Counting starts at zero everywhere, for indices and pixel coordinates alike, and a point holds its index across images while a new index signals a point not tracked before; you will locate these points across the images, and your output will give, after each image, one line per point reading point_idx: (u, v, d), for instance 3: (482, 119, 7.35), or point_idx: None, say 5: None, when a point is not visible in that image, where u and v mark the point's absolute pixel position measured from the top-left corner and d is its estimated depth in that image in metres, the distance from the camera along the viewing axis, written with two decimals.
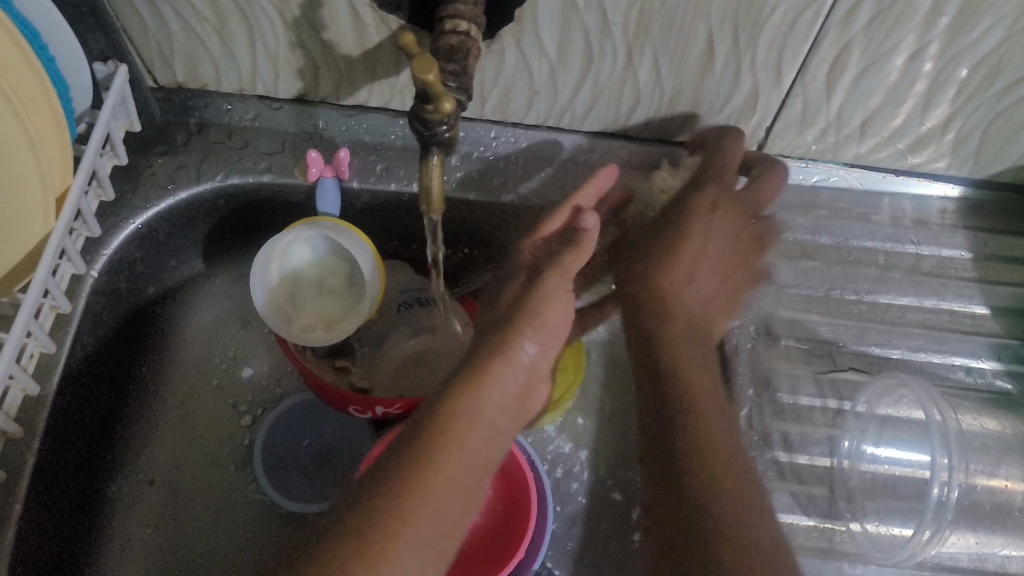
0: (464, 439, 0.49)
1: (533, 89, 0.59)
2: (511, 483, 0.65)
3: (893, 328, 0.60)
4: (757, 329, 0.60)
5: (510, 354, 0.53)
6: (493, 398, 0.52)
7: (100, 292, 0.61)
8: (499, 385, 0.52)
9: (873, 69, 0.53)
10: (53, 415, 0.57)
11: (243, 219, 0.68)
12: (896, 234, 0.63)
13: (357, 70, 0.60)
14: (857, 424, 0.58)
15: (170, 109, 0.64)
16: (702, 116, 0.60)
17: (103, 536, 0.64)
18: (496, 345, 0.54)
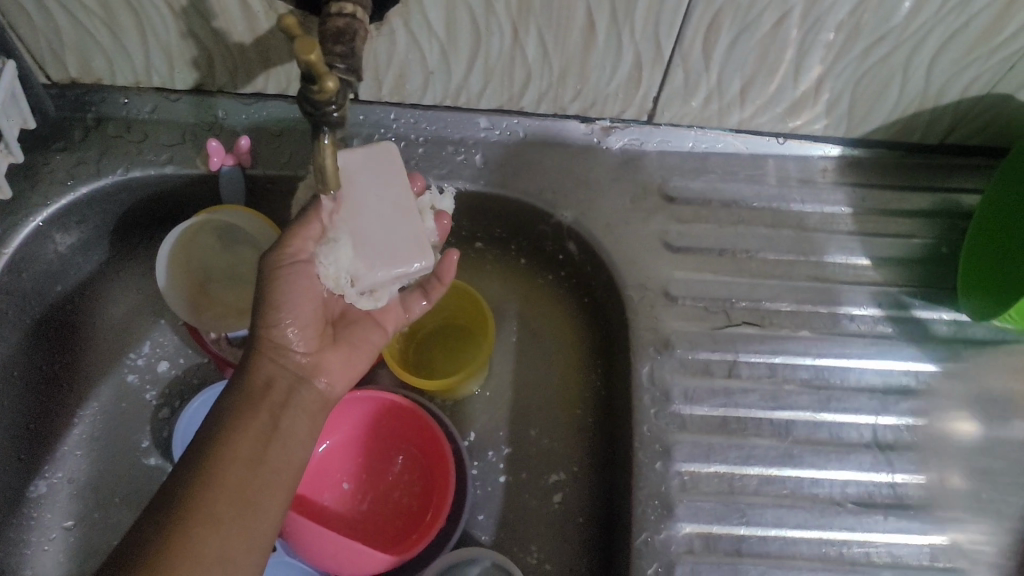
0: (249, 430, 0.52)
1: (427, 70, 0.61)
2: (432, 457, 0.66)
3: (783, 282, 0.64)
4: (654, 291, 0.63)
5: (269, 341, 0.55)
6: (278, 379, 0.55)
7: (3, 292, 0.61)
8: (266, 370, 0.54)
9: (744, 36, 0.56)
10: None
11: (149, 211, 0.69)
12: (782, 194, 0.66)
13: (251, 58, 0.60)
14: (749, 372, 0.61)
15: (66, 105, 0.64)
16: (590, 89, 0.62)
17: (20, 537, 0.64)
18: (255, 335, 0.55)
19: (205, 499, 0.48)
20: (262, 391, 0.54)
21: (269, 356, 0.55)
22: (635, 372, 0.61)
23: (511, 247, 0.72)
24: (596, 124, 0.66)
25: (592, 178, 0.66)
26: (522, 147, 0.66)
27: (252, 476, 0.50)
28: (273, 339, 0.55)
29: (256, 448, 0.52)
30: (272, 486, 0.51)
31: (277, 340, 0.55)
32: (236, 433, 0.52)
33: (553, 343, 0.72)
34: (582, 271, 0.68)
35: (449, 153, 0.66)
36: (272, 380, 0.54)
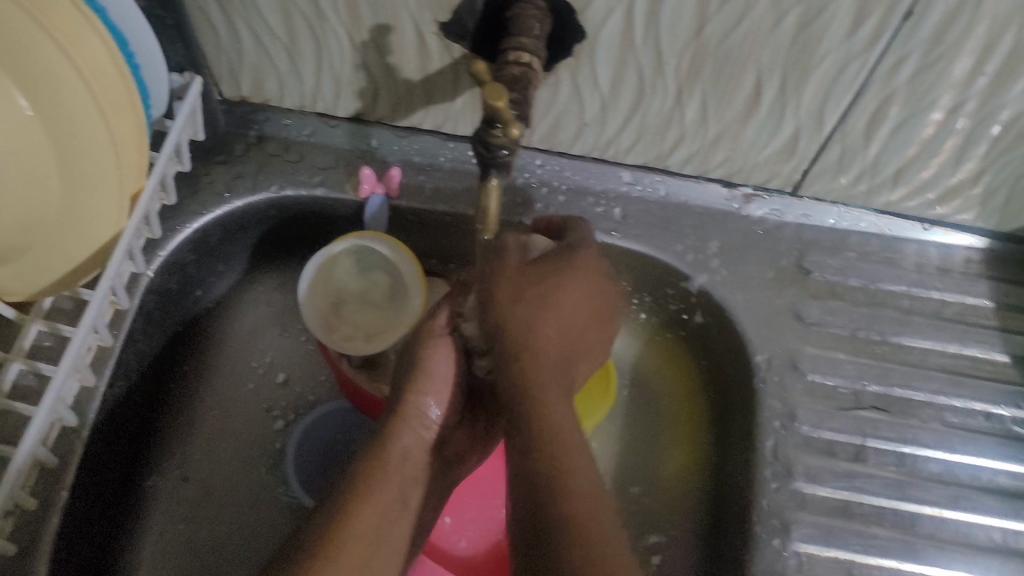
0: (381, 494, 0.52)
1: (582, 122, 0.62)
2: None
3: (916, 370, 0.63)
4: (785, 363, 0.62)
5: (416, 410, 0.56)
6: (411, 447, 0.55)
7: (153, 290, 0.63)
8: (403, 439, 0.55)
9: (910, 121, 0.55)
10: (101, 408, 0.59)
11: (293, 228, 0.71)
12: (921, 280, 0.65)
13: (416, 94, 0.63)
14: (876, 458, 0.60)
15: (232, 120, 0.67)
16: (741, 157, 0.62)
17: (134, 532, 0.66)
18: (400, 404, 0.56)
19: (334, 555, 0.48)
20: (396, 462, 0.54)
21: (409, 428, 0.56)
22: (759, 444, 0.60)
23: (633, 301, 0.72)
24: (737, 191, 0.66)
25: (727, 243, 0.66)
26: (662, 207, 0.67)
27: (377, 532, 0.50)
28: (414, 409, 0.56)
29: (383, 516, 0.51)
30: (391, 560, 0.51)
31: (417, 410, 0.56)
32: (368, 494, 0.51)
33: (667, 402, 0.71)
34: (708, 334, 0.68)
35: (588, 204, 0.67)
36: (409, 451, 0.55)
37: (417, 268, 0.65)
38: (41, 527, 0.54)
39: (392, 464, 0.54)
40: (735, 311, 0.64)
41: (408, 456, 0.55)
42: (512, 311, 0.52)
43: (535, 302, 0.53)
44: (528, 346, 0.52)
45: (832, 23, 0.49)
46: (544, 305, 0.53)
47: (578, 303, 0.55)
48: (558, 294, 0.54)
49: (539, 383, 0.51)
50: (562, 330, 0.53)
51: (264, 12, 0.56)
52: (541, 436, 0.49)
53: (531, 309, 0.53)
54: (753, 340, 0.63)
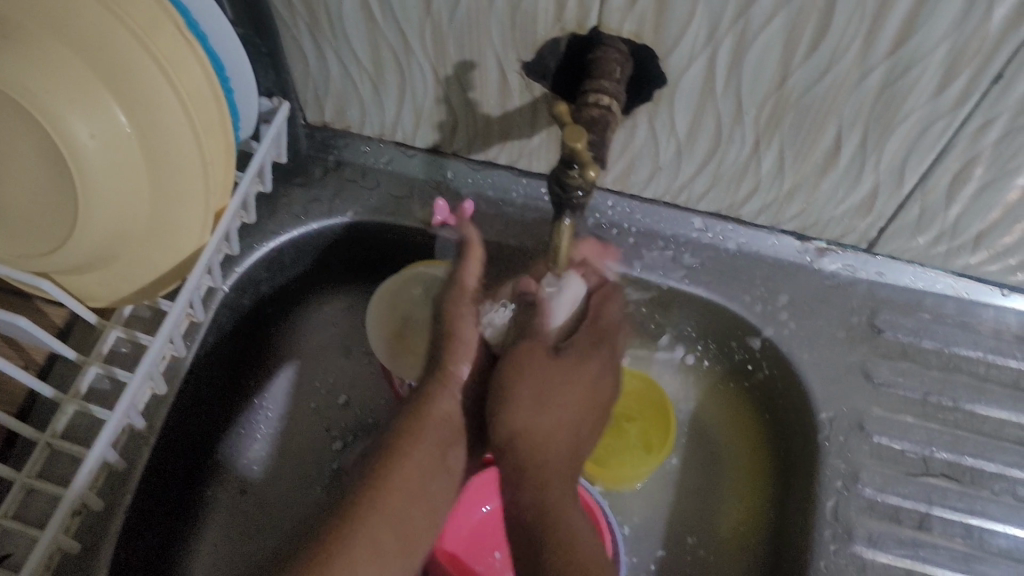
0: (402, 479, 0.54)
1: (657, 165, 0.62)
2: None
3: (988, 440, 0.60)
4: (850, 422, 0.61)
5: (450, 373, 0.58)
6: (436, 417, 0.57)
7: (227, 305, 0.65)
8: (435, 413, 0.57)
9: (995, 185, 0.54)
10: (170, 415, 0.61)
11: (363, 253, 0.72)
12: (999, 346, 0.63)
13: (493, 129, 0.64)
14: (942, 528, 0.58)
15: (314, 145, 0.69)
16: (815, 210, 0.62)
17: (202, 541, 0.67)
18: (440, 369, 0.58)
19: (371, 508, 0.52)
20: (432, 420, 0.57)
21: (442, 402, 0.58)
22: (818, 504, 0.58)
23: (697, 348, 0.71)
24: (811, 244, 0.65)
25: (796, 297, 0.65)
26: (732, 255, 0.66)
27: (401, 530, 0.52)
28: (450, 376, 0.58)
29: (403, 506, 0.53)
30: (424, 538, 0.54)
31: (450, 372, 0.58)
32: (404, 464, 0.54)
33: (727, 450, 0.70)
34: (773, 386, 0.66)
35: (658, 248, 0.67)
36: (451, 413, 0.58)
37: None
38: (104, 528, 0.56)
39: (410, 437, 0.55)
40: (801, 366, 0.63)
41: (433, 442, 0.56)
42: (522, 421, 0.54)
43: (536, 391, 0.55)
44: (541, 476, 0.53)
45: (918, 81, 0.48)
46: (546, 402, 0.54)
47: (570, 397, 0.56)
48: (551, 405, 0.54)
49: (555, 501, 0.52)
50: (565, 426, 0.54)
51: (353, 44, 0.58)
52: (518, 466, 0.53)
53: (533, 394, 0.55)
54: (819, 396, 0.62)
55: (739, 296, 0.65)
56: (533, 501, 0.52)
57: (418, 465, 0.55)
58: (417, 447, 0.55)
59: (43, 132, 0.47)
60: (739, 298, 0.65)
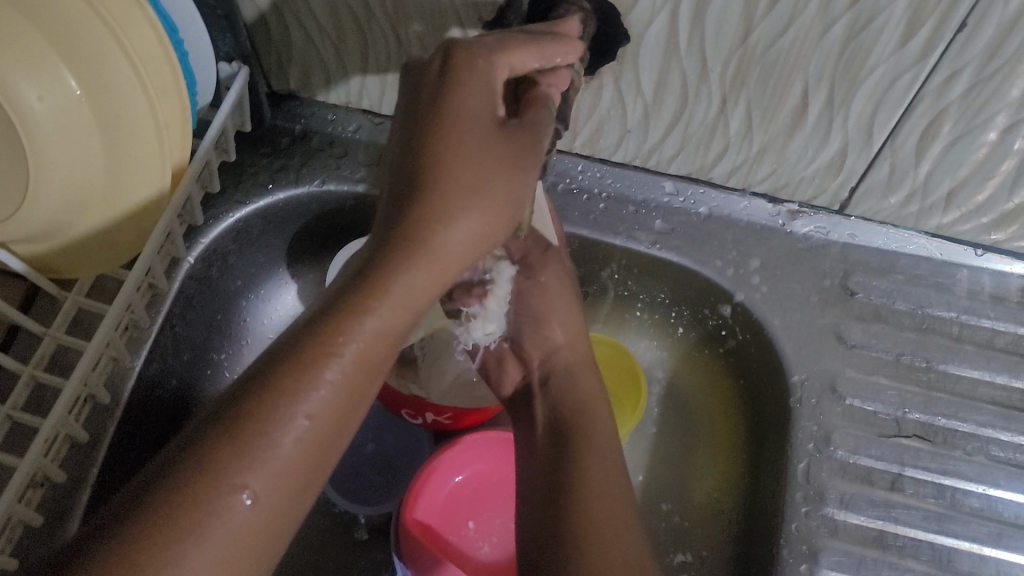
0: (353, 339, 0.39)
1: (625, 128, 0.61)
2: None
3: (962, 401, 0.60)
4: (822, 385, 0.60)
5: (436, 234, 0.40)
6: (425, 274, 0.41)
7: (192, 277, 0.64)
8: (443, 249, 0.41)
9: (964, 139, 0.53)
10: (134, 388, 0.61)
11: (332, 224, 0.71)
12: (972, 307, 0.62)
13: None
14: (915, 488, 0.57)
15: (279, 113, 0.68)
16: (786, 171, 0.61)
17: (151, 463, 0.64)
18: (418, 218, 0.40)
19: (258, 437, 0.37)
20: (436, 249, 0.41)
21: (431, 245, 0.40)
22: (790, 466, 0.58)
23: (671, 315, 0.71)
24: (783, 207, 0.65)
25: (769, 260, 0.64)
26: (703, 220, 0.65)
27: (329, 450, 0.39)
28: (434, 236, 0.40)
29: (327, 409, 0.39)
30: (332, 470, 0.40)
31: (438, 236, 0.40)
32: (352, 321, 0.39)
33: (702, 416, 0.70)
34: (746, 350, 0.66)
35: (629, 213, 0.66)
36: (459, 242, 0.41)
37: None
38: (70, 500, 0.56)
39: (390, 276, 0.40)
40: (773, 329, 0.62)
41: (423, 276, 0.41)
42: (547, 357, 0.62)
43: (534, 313, 0.62)
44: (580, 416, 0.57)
45: (882, 32, 0.47)
46: (542, 317, 0.62)
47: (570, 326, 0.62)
48: (547, 316, 0.62)
49: (577, 406, 0.57)
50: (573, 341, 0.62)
51: (313, 6, 0.57)
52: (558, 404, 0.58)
53: (536, 302, 0.62)
54: (791, 359, 0.61)
55: (711, 260, 0.64)
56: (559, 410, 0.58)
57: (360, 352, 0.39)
58: (377, 298, 0.39)
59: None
60: (710, 262, 0.64)
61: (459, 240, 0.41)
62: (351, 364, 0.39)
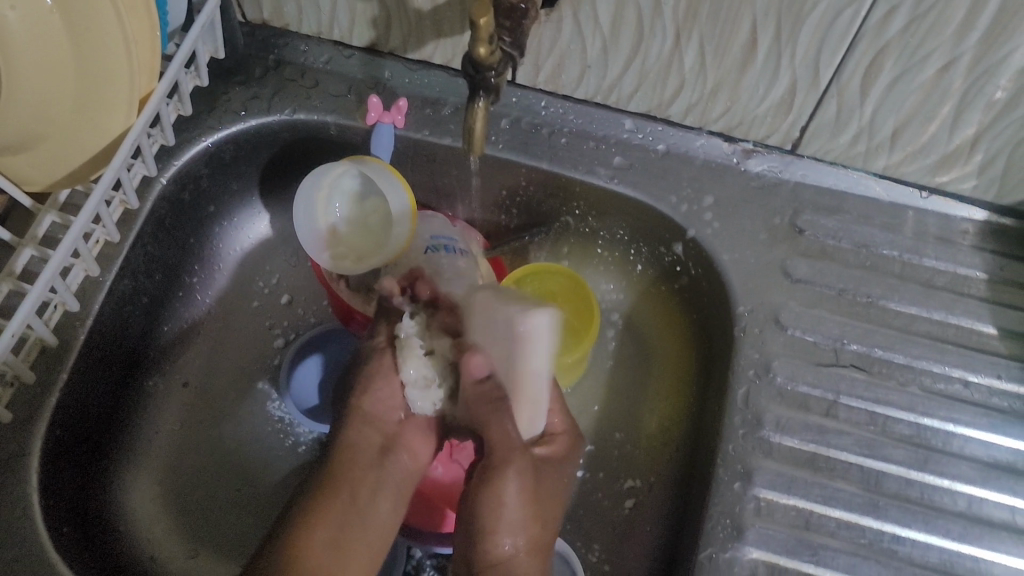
0: (342, 492, 0.57)
1: (585, 63, 0.63)
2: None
3: (900, 334, 0.62)
4: (766, 316, 0.63)
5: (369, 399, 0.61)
6: (366, 434, 0.60)
7: (166, 200, 0.67)
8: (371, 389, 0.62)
9: (904, 78, 0.56)
10: (107, 301, 0.63)
11: (303, 153, 0.73)
12: (915, 246, 0.65)
13: (426, 25, 0.64)
14: (849, 415, 0.60)
15: (253, 43, 0.70)
16: (740, 110, 0.63)
17: (138, 461, 0.69)
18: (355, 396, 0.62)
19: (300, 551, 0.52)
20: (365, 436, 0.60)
21: (366, 419, 0.61)
22: (732, 392, 0.61)
23: (630, 252, 0.73)
24: (738, 146, 0.67)
25: (722, 197, 0.66)
26: (661, 157, 0.67)
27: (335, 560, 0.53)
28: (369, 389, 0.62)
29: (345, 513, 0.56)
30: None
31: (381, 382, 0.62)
32: (328, 493, 0.56)
33: (657, 350, 0.73)
34: (699, 285, 0.68)
35: (590, 148, 0.68)
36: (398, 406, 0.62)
37: (407, 195, 0.67)
38: (38, 402, 0.59)
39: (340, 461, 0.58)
40: (723, 263, 0.65)
41: (361, 433, 0.60)
42: (487, 410, 0.54)
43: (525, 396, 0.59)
44: (507, 570, 0.52)
45: None
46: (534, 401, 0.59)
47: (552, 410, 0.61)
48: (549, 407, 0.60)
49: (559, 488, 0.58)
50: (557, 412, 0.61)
51: None
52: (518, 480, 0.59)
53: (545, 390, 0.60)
54: (738, 292, 0.64)
55: (667, 196, 0.66)
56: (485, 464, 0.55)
57: (347, 497, 0.57)
58: (348, 461, 0.58)
59: None
60: (667, 197, 0.66)
61: (383, 396, 0.62)
62: (330, 517, 0.55)
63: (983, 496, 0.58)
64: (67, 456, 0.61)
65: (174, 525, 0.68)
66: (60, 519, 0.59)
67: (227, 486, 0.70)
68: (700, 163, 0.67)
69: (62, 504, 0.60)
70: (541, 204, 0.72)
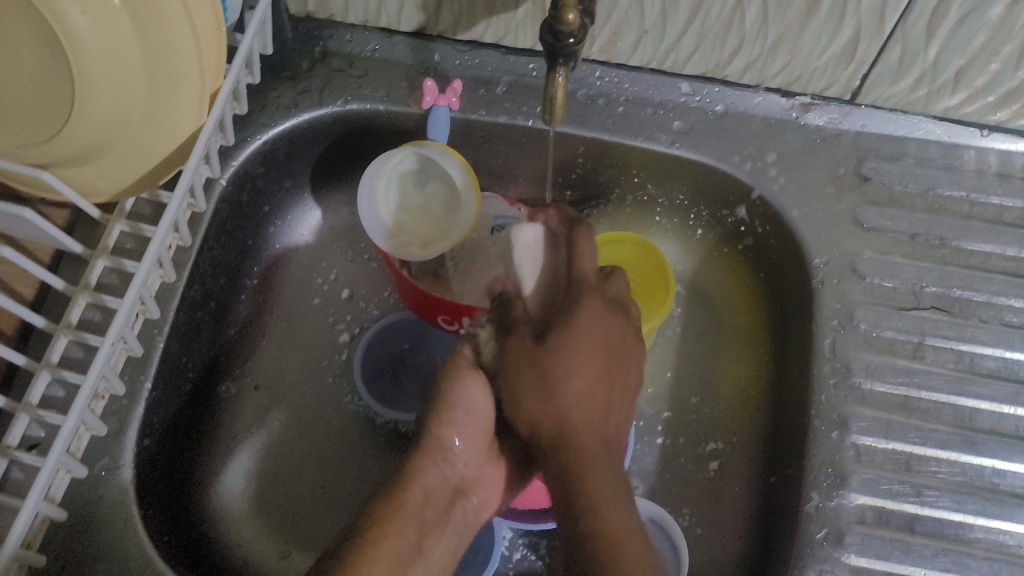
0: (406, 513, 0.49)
1: (642, 29, 0.63)
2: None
3: (977, 272, 0.63)
4: (843, 266, 0.63)
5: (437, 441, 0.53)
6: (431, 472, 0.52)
7: (227, 201, 0.66)
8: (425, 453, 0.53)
9: (972, 15, 0.56)
10: (181, 306, 0.62)
11: (354, 144, 0.73)
12: (981, 185, 0.65)
13: (477, 3, 0.64)
14: (935, 356, 0.60)
15: (298, 37, 0.70)
16: (799, 63, 0.63)
17: (213, 472, 0.68)
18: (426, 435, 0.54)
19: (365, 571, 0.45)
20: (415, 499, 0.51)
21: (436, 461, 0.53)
22: (817, 343, 0.61)
23: (690, 216, 0.73)
24: (796, 100, 0.67)
25: (784, 153, 0.66)
26: (719, 117, 0.67)
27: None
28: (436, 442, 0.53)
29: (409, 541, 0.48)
30: None
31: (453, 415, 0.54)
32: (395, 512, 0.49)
33: (725, 312, 0.73)
34: (767, 243, 0.68)
35: (648, 115, 0.68)
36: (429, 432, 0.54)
37: (468, 174, 0.66)
38: (127, 413, 0.58)
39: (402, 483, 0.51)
40: (792, 219, 0.65)
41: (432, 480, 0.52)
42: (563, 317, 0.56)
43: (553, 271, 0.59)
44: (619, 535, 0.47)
45: None
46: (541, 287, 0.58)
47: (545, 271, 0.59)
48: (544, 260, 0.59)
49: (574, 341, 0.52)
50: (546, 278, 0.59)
51: None
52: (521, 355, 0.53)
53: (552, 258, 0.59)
54: (812, 245, 0.64)
55: (729, 155, 0.66)
56: (546, 413, 0.51)
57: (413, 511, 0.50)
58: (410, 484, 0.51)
59: (37, 12, 0.47)
60: (729, 157, 0.66)
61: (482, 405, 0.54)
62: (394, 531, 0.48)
63: None
64: (156, 467, 0.61)
65: (269, 524, 0.67)
66: (161, 526, 0.59)
67: (315, 479, 0.70)
68: (759, 121, 0.67)
69: (156, 517, 0.59)
70: (600, 175, 0.72)
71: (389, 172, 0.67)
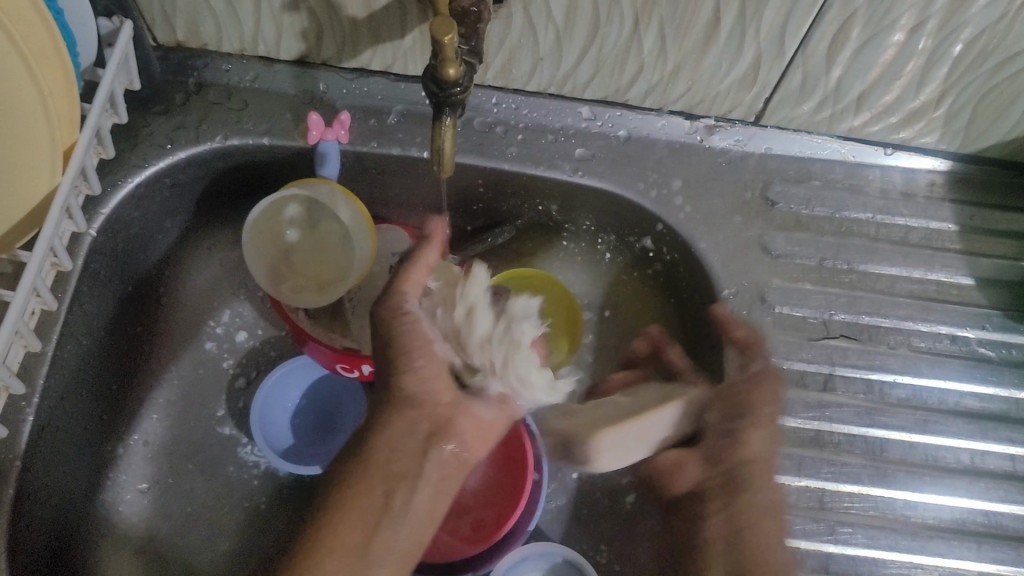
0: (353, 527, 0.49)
1: (537, 56, 0.59)
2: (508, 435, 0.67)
3: (883, 296, 0.62)
4: (751, 296, 0.62)
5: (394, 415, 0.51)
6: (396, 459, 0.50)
7: (99, 252, 0.61)
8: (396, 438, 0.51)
9: (872, 43, 0.54)
10: (52, 374, 0.57)
11: (240, 179, 0.68)
12: (886, 206, 0.64)
13: (362, 33, 0.59)
14: (846, 387, 0.60)
15: (169, 68, 0.64)
16: (699, 88, 0.61)
17: (104, 540, 0.64)
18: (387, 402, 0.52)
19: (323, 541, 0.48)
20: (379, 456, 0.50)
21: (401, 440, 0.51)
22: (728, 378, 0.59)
23: (598, 241, 0.71)
24: (699, 123, 0.65)
25: (689, 179, 0.64)
26: (623, 143, 0.65)
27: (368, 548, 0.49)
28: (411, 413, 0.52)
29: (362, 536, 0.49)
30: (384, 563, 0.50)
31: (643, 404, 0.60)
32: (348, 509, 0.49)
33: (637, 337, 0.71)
34: (675, 270, 0.67)
35: (549, 142, 0.64)
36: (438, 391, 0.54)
37: (358, 205, 0.63)
38: None
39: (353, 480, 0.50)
40: (699, 247, 0.63)
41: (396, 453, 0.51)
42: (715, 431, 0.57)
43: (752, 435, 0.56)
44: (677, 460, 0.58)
45: None
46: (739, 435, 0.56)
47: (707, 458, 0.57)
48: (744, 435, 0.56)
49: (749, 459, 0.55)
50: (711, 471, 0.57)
51: None
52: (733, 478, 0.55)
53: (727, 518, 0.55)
54: (720, 275, 0.62)
55: (634, 182, 0.64)
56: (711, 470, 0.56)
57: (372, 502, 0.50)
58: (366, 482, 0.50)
59: None
60: (633, 184, 0.64)
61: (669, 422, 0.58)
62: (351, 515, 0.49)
63: (983, 449, 0.59)
64: (36, 552, 0.56)
65: None
66: None
67: (212, 544, 0.66)
68: (663, 145, 0.65)
69: None
70: (503, 204, 0.69)
71: (274, 207, 0.63)
